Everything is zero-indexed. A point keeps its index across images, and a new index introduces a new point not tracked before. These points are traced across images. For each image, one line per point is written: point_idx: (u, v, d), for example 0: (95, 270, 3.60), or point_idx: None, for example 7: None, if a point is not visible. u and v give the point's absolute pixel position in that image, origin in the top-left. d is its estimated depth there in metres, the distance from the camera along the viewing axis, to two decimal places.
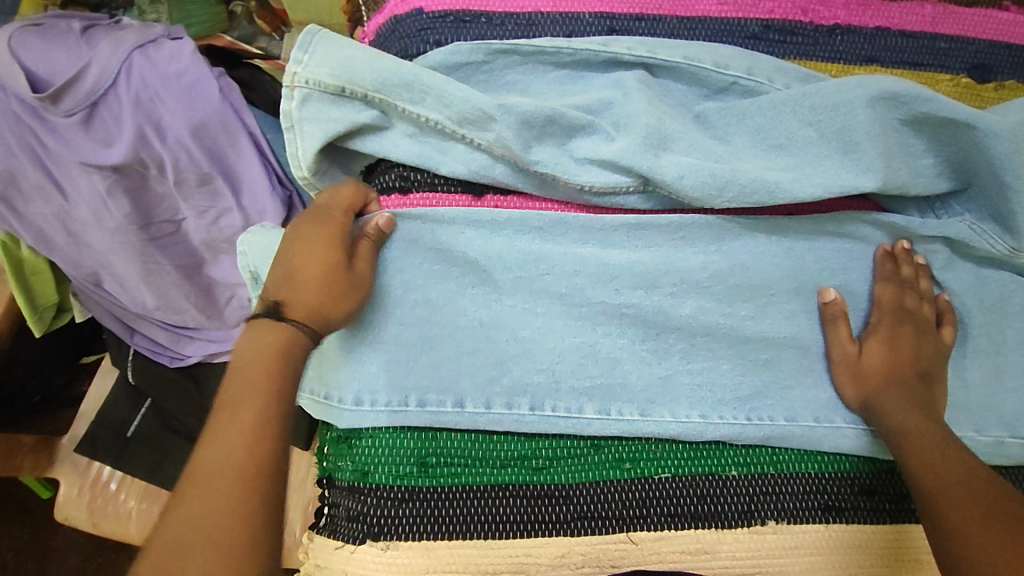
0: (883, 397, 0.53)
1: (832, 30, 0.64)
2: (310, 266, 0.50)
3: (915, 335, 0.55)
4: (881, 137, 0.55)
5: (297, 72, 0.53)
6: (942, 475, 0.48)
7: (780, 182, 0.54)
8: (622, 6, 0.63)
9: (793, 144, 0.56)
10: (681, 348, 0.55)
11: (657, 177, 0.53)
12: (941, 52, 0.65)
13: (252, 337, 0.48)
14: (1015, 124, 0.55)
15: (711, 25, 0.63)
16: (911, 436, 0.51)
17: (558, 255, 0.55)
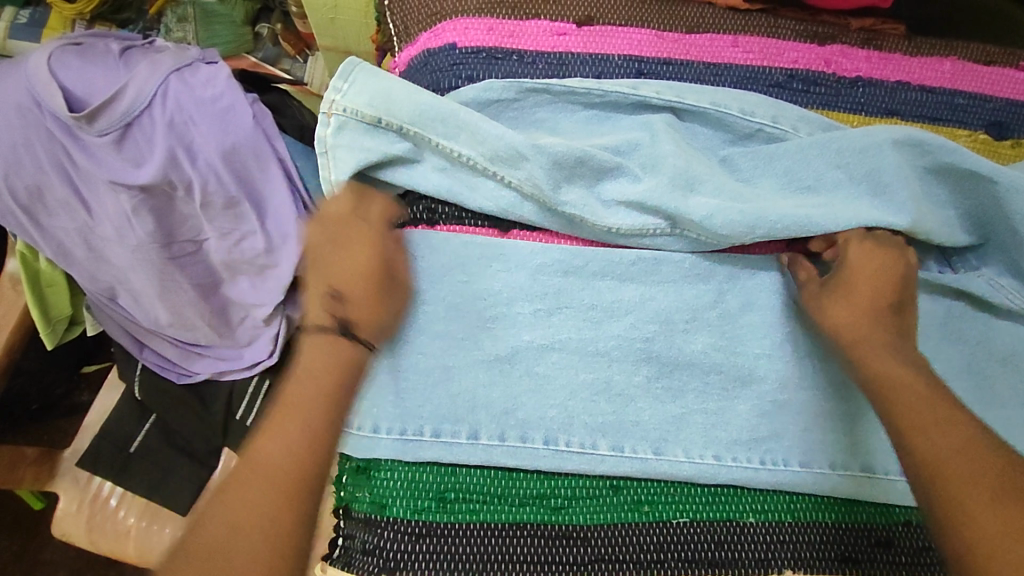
0: (873, 352, 0.50)
1: (853, 83, 0.66)
2: (361, 298, 0.51)
3: (874, 280, 0.53)
4: (907, 180, 0.56)
5: (336, 100, 0.54)
6: (939, 455, 0.45)
7: (807, 227, 0.54)
8: (650, 51, 0.64)
9: (820, 186, 0.57)
10: (695, 372, 0.55)
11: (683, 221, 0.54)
12: (960, 108, 0.66)
13: (324, 348, 0.50)
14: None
15: (737, 72, 0.65)
16: (894, 388, 0.48)
17: (578, 285, 0.55)
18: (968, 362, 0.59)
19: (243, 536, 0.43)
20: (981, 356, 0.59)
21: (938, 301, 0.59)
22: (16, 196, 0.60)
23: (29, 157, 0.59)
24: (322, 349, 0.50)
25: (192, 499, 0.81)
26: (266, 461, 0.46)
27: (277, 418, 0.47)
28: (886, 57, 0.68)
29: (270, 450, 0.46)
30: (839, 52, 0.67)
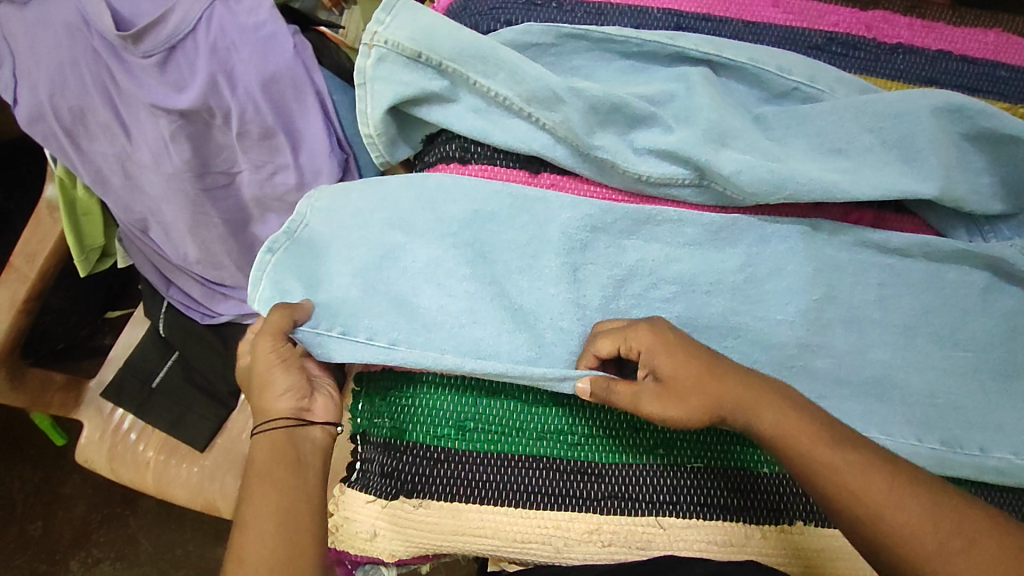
0: (764, 410, 0.45)
1: (894, 49, 0.65)
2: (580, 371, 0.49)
3: (672, 338, 0.48)
4: (938, 149, 0.55)
5: (377, 32, 0.54)
6: (867, 485, 0.41)
7: (838, 185, 0.54)
8: (690, 6, 0.64)
9: (852, 149, 0.56)
10: (714, 334, 0.56)
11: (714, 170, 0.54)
12: (1002, 81, 0.65)
13: (263, 449, 0.47)
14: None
15: (776, 32, 0.64)
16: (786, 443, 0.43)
17: (605, 241, 0.56)
18: (993, 332, 0.58)
19: None
20: (1008, 328, 0.58)
21: (966, 269, 0.59)
22: (59, 116, 0.62)
23: (74, 77, 0.60)
24: (263, 445, 0.48)
25: (211, 436, 0.83)
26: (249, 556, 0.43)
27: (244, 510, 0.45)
28: (928, 25, 0.67)
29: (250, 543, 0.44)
30: (880, 18, 0.67)
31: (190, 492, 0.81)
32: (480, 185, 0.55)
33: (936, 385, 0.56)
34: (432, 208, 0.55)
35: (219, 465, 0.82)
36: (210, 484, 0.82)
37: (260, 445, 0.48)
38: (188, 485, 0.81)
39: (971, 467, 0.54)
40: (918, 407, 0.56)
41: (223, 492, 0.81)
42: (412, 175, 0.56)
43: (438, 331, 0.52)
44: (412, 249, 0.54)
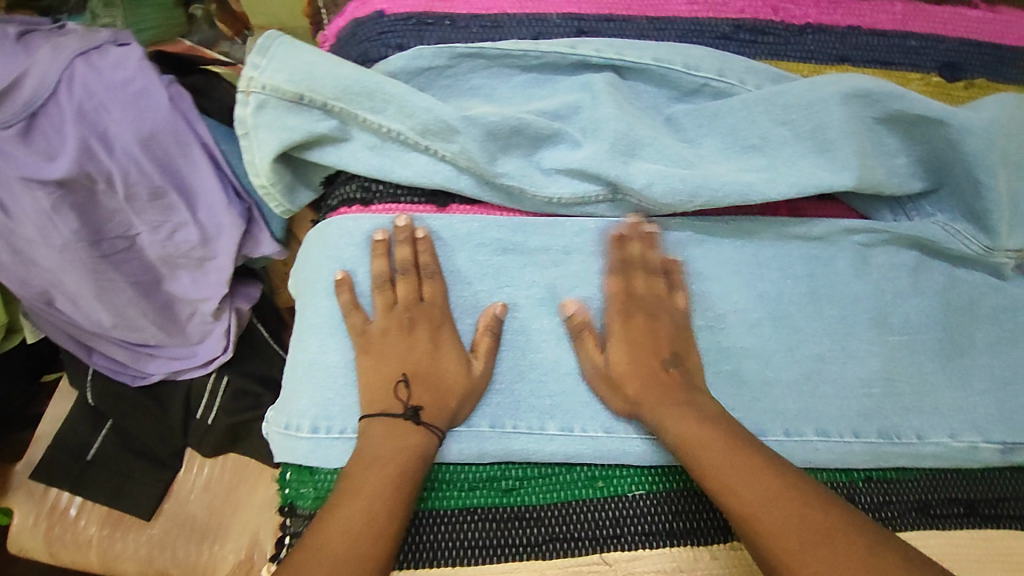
0: (688, 414, 0.48)
1: (803, 30, 0.64)
2: (449, 367, 0.49)
3: (783, 322, 0.52)
4: (850, 138, 0.53)
5: (253, 77, 0.50)
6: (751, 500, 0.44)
7: (752, 185, 0.52)
8: (591, 8, 0.61)
9: (766, 143, 0.54)
10: None
11: (624, 185, 0.52)
12: (912, 51, 0.65)
13: (380, 437, 0.47)
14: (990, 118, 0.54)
15: (681, 25, 0.62)
16: (693, 445, 0.47)
17: (519, 260, 0.54)
18: (926, 314, 0.57)
19: None
20: (942, 308, 0.57)
21: (895, 252, 0.58)
22: None
23: None
24: (377, 432, 0.47)
25: (156, 503, 0.79)
26: (333, 545, 0.42)
27: (334, 505, 0.44)
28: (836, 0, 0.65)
29: (336, 530, 0.43)
30: None
31: (140, 565, 0.77)
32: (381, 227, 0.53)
33: (874, 374, 0.56)
34: (335, 261, 0.53)
35: (167, 532, 0.79)
36: (159, 554, 0.78)
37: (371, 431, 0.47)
38: (137, 557, 0.78)
39: (913, 456, 0.54)
40: (852, 397, 0.55)
41: (177, 559, 0.78)
42: (317, 231, 0.54)
43: (349, 393, 0.50)
44: (317, 309, 0.52)
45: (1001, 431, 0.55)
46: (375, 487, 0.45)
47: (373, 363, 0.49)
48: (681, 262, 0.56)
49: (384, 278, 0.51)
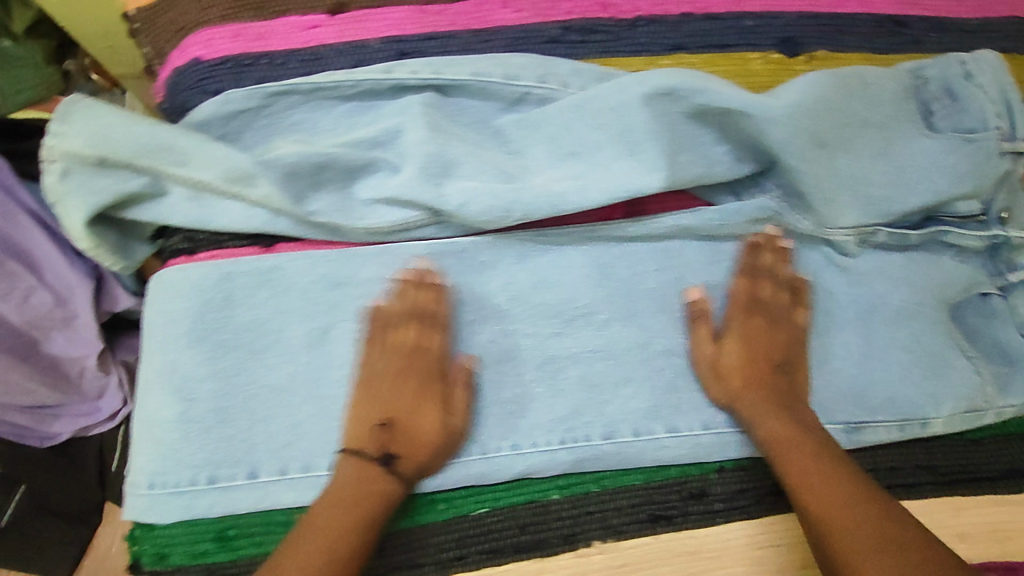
0: (776, 417, 0.52)
1: (633, 23, 0.63)
2: (457, 400, 0.51)
3: (769, 326, 0.55)
4: (659, 137, 0.53)
5: (53, 145, 0.50)
6: (829, 503, 0.47)
7: (564, 196, 0.52)
8: (413, 28, 0.61)
9: (586, 150, 0.54)
10: (484, 365, 0.54)
11: (441, 207, 0.52)
12: (748, 31, 0.64)
13: (357, 471, 0.48)
14: (804, 99, 0.55)
15: (508, 35, 0.62)
16: (784, 446, 0.50)
17: (350, 292, 0.54)
18: None
19: None
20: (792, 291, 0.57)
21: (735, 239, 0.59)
22: None
23: None
24: (354, 466, 0.48)
25: (78, 555, 0.81)
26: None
27: (297, 539, 0.45)
28: None
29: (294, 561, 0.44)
30: None
31: None
32: (209, 276, 0.53)
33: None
34: (166, 317, 0.53)
35: None
36: None
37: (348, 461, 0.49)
38: None
39: None
40: None
41: None
42: (156, 284, 0.54)
43: (186, 446, 0.50)
44: (152, 364, 0.53)
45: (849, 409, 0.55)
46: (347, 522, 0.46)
47: (368, 395, 0.51)
48: (520, 273, 0.56)
49: (400, 321, 0.52)
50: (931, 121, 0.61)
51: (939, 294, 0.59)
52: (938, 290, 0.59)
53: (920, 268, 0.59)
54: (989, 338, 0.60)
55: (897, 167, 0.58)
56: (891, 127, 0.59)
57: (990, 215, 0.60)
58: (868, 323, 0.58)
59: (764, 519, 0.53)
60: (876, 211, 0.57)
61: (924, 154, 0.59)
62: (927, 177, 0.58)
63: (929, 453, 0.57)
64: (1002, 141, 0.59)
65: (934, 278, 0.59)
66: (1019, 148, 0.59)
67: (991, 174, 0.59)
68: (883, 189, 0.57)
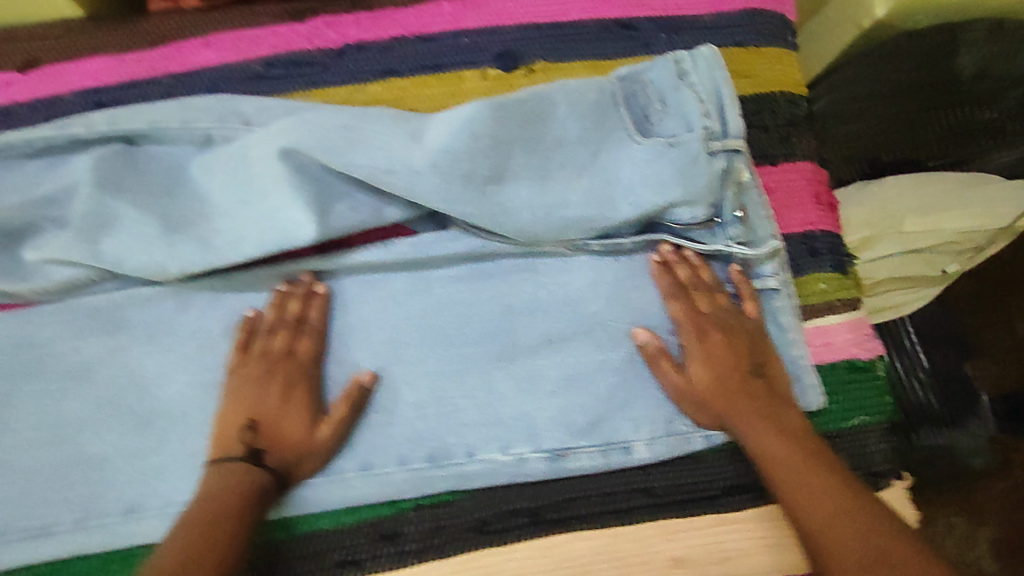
0: (751, 424, 0.53)
1: (340, 53, 0.62)
2: (228, 430, 0.51)
3: (728, 339, 0.55)
4: (315, 180, 0.52)
5: None
6: (824, 510, 0.48)
7: (220, 248, 0.53)
8: (112, 78, 0.59)
9: (256, 196, 0.53)
10: (172, 418, 0.54)
11: (104, 262, 0.53)
12: (464, 49, 0.63)
13: (221, 467, 0.49)
14: (487, 125, 0.53)
15: (209, 76, 0.60)
16: (772, 460, 0.52)
17: (35, 352, 0.55)
18: (481, 321, 0.57)
19: None
20: (498, 314, 0.57)
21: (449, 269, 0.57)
22: None
23: None
24: (221, 464, 0.49)
25: None
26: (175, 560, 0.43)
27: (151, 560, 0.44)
28: (378, 15, 0.63)
29: (177, 550, 0.44)
30: (323, 24, 0.62)
31: None
32: None
33: (427, 396, 0.55)
34: None
35: None
36: None
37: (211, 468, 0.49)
38: None
39: (458, 477, 0.54)
40: (401, 423, 0.55)
41: None
42: None
43: None
44: None
45: (556, 437, 0.55)
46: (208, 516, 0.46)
47: (244, 395, 0.52)
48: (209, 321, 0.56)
49: (271, 326, 0.54)
50: (642, 129, 0.57)
51: (644, 314, 0.57)
52: (650, 306, 0.58)
53: (632, 286, 0.58)
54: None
55: (601, 182, 0.55)
56: (593, 138, 0.56)
57: (724, 217, 0.58)
58: (578, 346, 0.57)
59: (459, 558, 0.54)
60: (582, 230, 0.55)
61: (627, 165, 0.56)
62: (632, 192, 0.55)
63: (647, 477, 0.58)
64: (708, 141, 0.55)
65: (647, 297, 0.58)
66: (727, 147, 0.56)
67: (698, 179, 0.55)
68: (578, 211, 0.54)
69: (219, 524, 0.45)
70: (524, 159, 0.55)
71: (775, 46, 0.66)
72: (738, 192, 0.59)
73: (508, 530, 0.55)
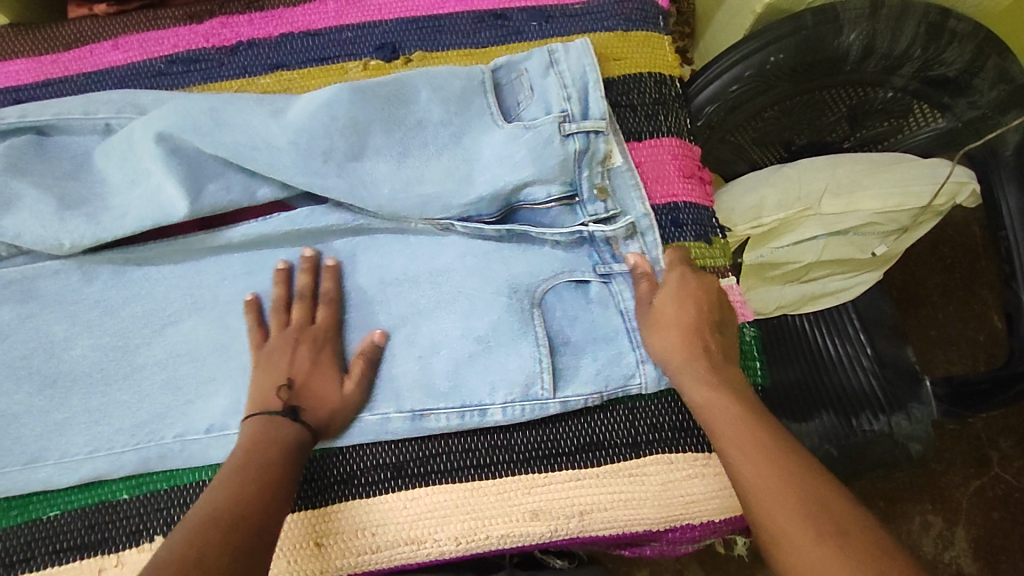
0: (693, 376, 0.53)
1: (234, 49, 0.67)
2: (293, 375, 0.55)
3: (680, 300, 0.57)
4: (198, 160, 0.58)
5: None
6: (750, 463, 0.47)
7: (105, 222, 0.58)
8: (30, 77, 0.67)
9: (142, 177, 0.58)
10: (77, 378, 0.59)
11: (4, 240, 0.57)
12: (347, 42, 0.67)
13: (269, 424, 0.52)
14: (350, 109, 0.59)
15: (117, 74, 0.67)
16: (710, 408, 0.51)
17: None
18: (353, 288, 0.62)
19: (229, 542, 0.42)
20: (374, 282, 0.62)
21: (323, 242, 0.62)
22: None
23: None
24: (254, 428, 0.52)
25: None
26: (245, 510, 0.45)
27: (219, 502, 0.45)
28: (268, 14, 0.68)
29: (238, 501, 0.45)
30: (219, 24, 0.68)
31: None
32: None
33: None
34: None
35: None
36: None
37: (250, 429, 0.52)
38: None
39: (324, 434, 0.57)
40: None
41: None
42: None
43: None
44: None
45: (415, 398, 0.58)
46: (259, 470, 0.48)
47: (280, 359, 0.56)
48: (112, 296, 0.61)
49: (281, 303, 0.59)
50: (508, 115, 0.62)
51: (512, 286, 0.61)
52: (512, 278, 0.61)
53: (498, 260, 0.62)
54: (582, 324, 0.61)
55: (461, 161, 0.60)
56: (456, 122, 0.61)
57: (583, 196, 0.62)
58: (446, 316, 0.60)
59: (331, 508, 0.58)
60: (440, 207, 0.60)
61: (488, 148, 0.60)
62: (490, 169, 0.60)
63: (510, 436, 0.60)
64: (562, 124, 0.60)
65: (512, 271, 0.61)
66: (584, 129, 0.60)
67: (551, 160, 0.59)
68: (434, 187, 0.59)
69: (273, 479, 0.48)
70: (387, 138, 0.60)
71: (643, 30, 0.69)
72: (607, 172, 0.63)
73: (376, 483, 0.58)
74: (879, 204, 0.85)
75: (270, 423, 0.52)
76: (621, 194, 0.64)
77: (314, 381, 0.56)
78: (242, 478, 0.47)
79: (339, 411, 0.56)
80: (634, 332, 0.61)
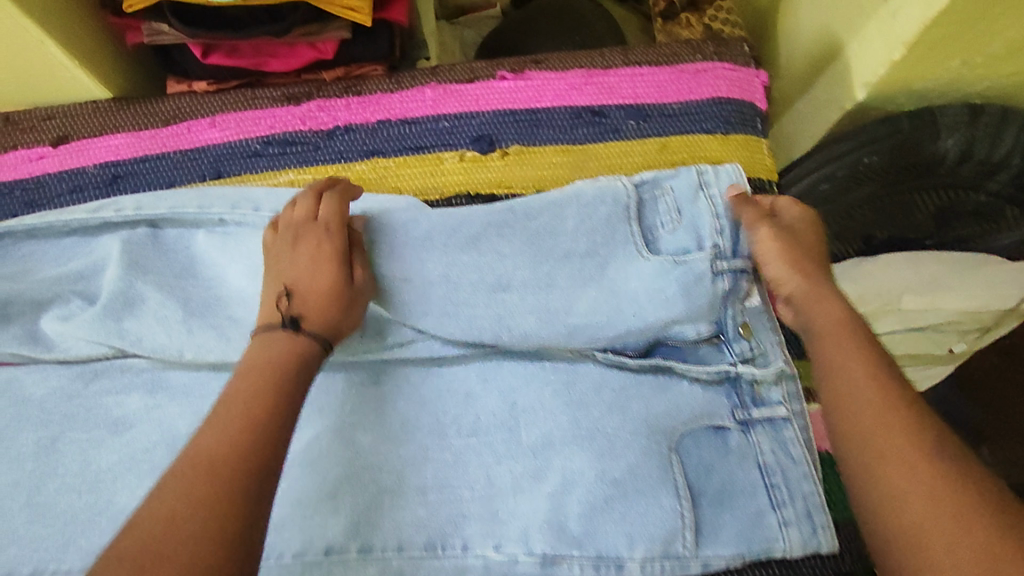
0: (840, 355, 0.48)
1: (331, 133, 0.67)
2: (297, 285, 0.50)
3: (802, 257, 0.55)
4: None
5: None
6: (905, 486, 0.40)
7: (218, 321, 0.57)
8: (129, 152, 0.67)
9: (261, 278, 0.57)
10: None
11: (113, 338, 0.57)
12: (444, 132, 0.67)
13: (262, 348, 0.47)
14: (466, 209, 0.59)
15: (214, 152, 0.67)
16: (841, 386, 0.46)
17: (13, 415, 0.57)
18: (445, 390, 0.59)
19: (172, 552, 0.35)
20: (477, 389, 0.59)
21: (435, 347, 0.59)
22: None
23: None
24: (255, 348, 0.47)
25: None
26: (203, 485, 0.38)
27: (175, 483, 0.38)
28: (365, 99, 0.69)
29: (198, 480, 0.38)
30: (316, 107, 0.68)
31: None
32: None
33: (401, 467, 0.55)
34: None
35: None
36: None
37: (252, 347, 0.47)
38: None
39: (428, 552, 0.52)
40: (387, 507, 0.53)
41: None
42: None
43: None
44: None
45: (547, 540, 0.52)
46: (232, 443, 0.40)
47: (286, 269, 0.51)
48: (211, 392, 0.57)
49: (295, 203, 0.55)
50: (652, 242, 0.59)
51: (655, 424, 0.55)
52: (656, 419, 0.55)
53: (636, 397, 0.57)
54: (721, 475, 0.55)
55: (608, 294, 0.57)
56: (602, 253, 0.57)
57: (726, 334, 0.59)
58: (582, 452, 0.54)
59: None
60: (548, 318, 0.56)
61: (636, 280, 0.57)
62: (637, 303, 0.57)
63: None
64: (714, 260, 0.57)
65: (652, 410, 0.56)
66: (734, 267, 0.58)
67: (701, 299, 0.57)
68: (582, 319, 0.56)
69: (247, 458, 0.40)
70: (510, 244, 0.57)
71: (742, 133, 0.68)
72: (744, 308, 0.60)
73: None
74: (964, 304, 0.83)
75: (279, 345, 0.47)
76: (762, 336, 0.60)
77: (315, 261, 0.51)
78: (213, 458, 0.39)
79: (336, 292, 0.50)
80: (776, 489, 0.55)
